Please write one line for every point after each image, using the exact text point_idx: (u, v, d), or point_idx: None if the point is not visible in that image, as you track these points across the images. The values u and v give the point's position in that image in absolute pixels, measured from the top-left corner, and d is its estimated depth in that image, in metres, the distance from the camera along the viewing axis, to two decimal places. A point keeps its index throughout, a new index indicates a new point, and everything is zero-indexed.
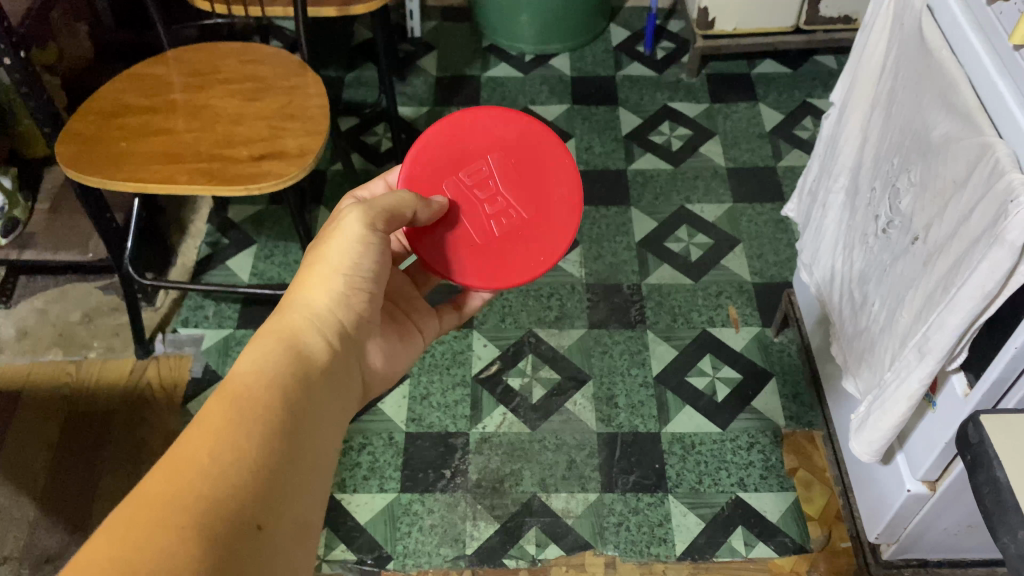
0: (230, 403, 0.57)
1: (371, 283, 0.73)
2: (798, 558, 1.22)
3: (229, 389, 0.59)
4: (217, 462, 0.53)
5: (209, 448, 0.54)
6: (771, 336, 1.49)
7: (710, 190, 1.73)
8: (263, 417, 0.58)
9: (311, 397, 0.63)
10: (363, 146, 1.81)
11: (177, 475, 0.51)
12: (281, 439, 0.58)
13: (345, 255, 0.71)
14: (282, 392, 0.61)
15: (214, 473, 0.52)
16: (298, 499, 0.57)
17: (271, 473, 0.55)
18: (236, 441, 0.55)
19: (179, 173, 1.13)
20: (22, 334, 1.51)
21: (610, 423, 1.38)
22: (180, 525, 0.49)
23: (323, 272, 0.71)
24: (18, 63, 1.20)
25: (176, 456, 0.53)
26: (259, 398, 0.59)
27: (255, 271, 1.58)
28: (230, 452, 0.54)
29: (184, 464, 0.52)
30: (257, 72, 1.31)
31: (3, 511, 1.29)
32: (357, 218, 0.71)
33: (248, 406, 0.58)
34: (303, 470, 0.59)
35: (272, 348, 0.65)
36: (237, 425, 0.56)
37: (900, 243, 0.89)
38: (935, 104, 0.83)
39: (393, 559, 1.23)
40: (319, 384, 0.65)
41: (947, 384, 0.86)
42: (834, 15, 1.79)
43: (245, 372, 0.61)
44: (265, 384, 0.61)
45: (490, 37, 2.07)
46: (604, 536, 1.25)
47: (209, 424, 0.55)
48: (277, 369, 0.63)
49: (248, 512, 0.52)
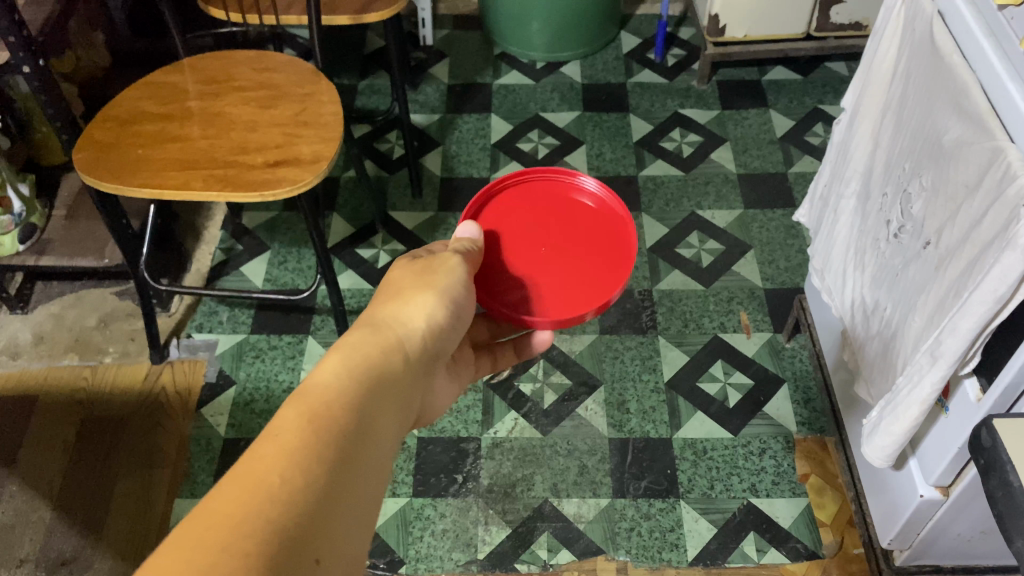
0: (308, 418, 0.52)
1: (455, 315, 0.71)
2: (810, 564, 1.21)
3: (307, 397, 0.54)
4: (289, 483, 0.48)
5: (282, 467, 0.48)
6: (783, 342, 1.49)
7: (721, 196, 1.73)
8: (340, 438, 0.53)
9: (384, 424, 0.58)
10: (375, 154, 1.83)
11: (247, 492, 0.46)
12: (352, 465, 0.52)
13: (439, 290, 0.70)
14: (360, 413, 0.56)
15: (286, 493, 0.47)
16: (357, 533, 0.51)
17: (336, 502, 0.50)
18: (310, 461, 0.50)
19: (195, 179, 1.14)
20: (38, 339, 1.53)
21: (621, 429, 1.38)
22: (243, 552, 0.43)
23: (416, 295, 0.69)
24: (36, 71, 1.22)
25: (247, 470, 0.48)
26: (337, 414, 0.54)
27: (268, 276, 1.59)
28: (303, 472, 0.49)
29: (252, 481, 0.47)
30: (271, 80, 1.32)
31: (20, 514, 1.30)
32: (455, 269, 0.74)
33: (326, 424, 0.53)
34: (366, 503, 0.53)
35: (355, 358, 0.60)
36: (313, 443, 0.51)
37: (912, 247, 0.90)
38: (947, 109, 0.83)
39: (405, 563, 1.24)
40: (394, 409, 0.60)
41: (959, 389, 0.86)
42: (845, 22, 1.80)
43: (327, 384, 0.56)
44: (345, 401, 0.55)
45: (502, 44, 2.09)
46: (615, 541, 1.25)
47: (282, 438, 0.50)
48: (359, 385, 0.57)
49: (312, 542, 0.47)
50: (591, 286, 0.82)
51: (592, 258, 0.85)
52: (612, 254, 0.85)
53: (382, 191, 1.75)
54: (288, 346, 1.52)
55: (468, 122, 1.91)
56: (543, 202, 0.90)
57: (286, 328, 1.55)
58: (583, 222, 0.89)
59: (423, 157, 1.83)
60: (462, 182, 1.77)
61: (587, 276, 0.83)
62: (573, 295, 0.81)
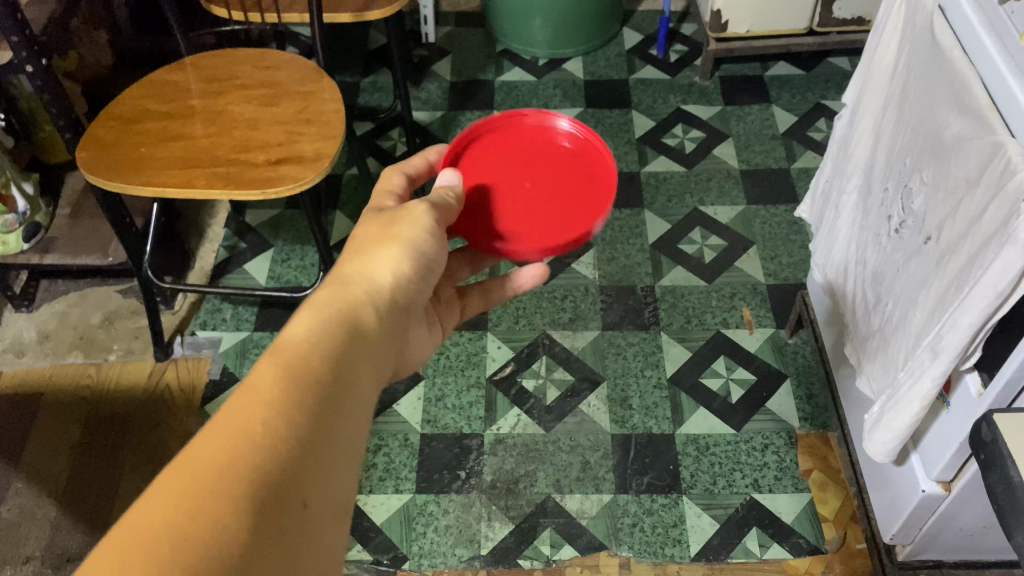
0: (284, 368, 0.52)
1: (429, 265, 0.70)
2: (813, 559, 1.22)
3: (282, 350, 0.54)
4: (270, 431, 0.49)
5: (262, 415, 0.49)
6: (785, 338, 1.49)
7: (724, 192, 1.73)
8: (317, 389, 0.53)
9: (361, 369, 0.58)
10: (378, 151, 1.84)
11: (228, 441, 0.47)
12: (327, 414, 0.53)
13: (412, 241, 0.68)
14: (336, 361, 0.56)
15: (267, 441, 0.48)
16: (336, 478, 0.52)
17: (316, 447, 0.51)
18: (291, 409, 0.50)
19: (197, 177, 1.15)
20: (43, 338, 1.54)
21: (624, 425, 1.38)
22: (231, 496, 0.44)
23: (391, 245, 0.67)
24: (39, 70, 1.23)
25: (227, 420, 0.48)
26: (314, 365, 0.54)
27: (272, 274, 1.60)
28: (283, 421, 0.50)
29: (234, 430, 0.48)
30: (273, 78, 1.33)
31: (26, 511, 1.31)
32: (425, 210, 0.70)
33: (304, 373, 0.53)
34: (342, 446, 0.53)
35: (329, 307, 0.60)
36: (290, 392, 0.51)
37: (913, 243, 0.90)
38: (948, 104, 0.83)
39: (409, 560, 1.24)
40: (369, 355, 0.60)
41: (961, 384, 0.86)
42: (847, 17, 1.79)
43: (302, 335, 0.56)
44: (323, 350, 0.56)
45: (504, 42, 2.09)
46: (618, 537, 1.25)
47: (260, 388, 0.51)
48: (335, 333, 0.58)
49: (294, 487, 0.48)
50: (542, 230, 0.82)
51: (561, 200, 0.85)
52: (579, 207, 0.84)
53: None
54: None
55: (470, 119, 1.91)
56: (545, 150, 0.90)
57: None
58: (573, 163, 0.88)
59: None
60: None
61: (548, 222, 0.83)
62: (526, 230, 0.82)
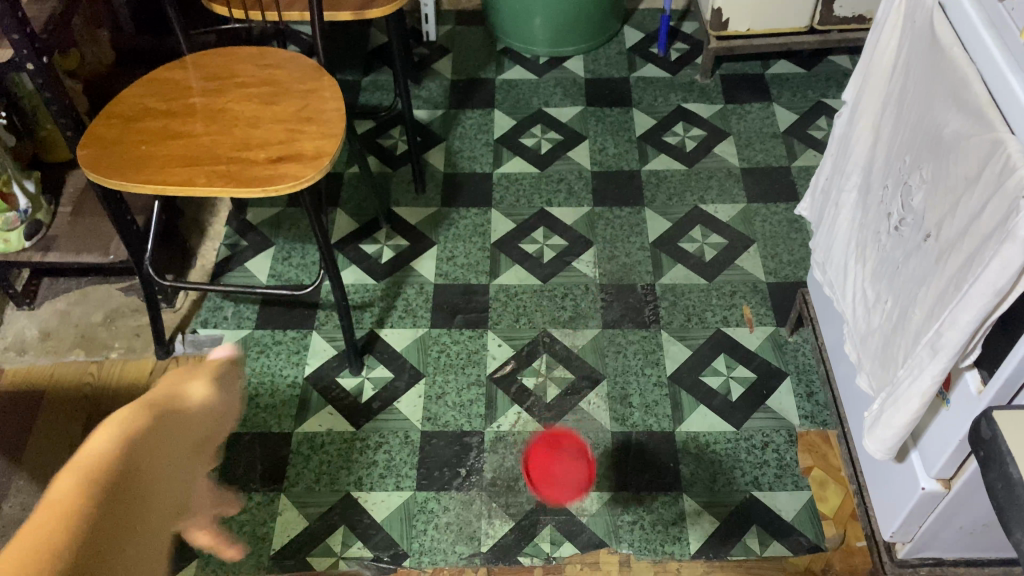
0: (83, 480, 0.58)
1: (225, 410, 0.77)
2: (813, 556, 1.22)
3: (81, 465, 0.59)
4: (51, 547, 0.52)
5: (50, 529, 0.53)
6: (785, 336, 1.49)
7: (724, 190, 1.73)
8: (104, 492, 0.58)
9: (162, 483, 0.64)
10: (379, 150, 1.84)
11: (31, 555, 0.51)
12: (105, 520, 0.57)
13: (212, 383, 0.77)
14: (116, 471, 0.61)
15: (47, 552, 0.52)
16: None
17: (100, 556, 0.55)
18: (74, 518, 0.55)
19: (198, 175, 1.15)
20: (44, 335, 1.54)
21: (624, 422, 1.38)
22: None
23: (195, 387, 0.75)
24: (40, 68, 1.23)
25: (27, 534, 0.53)
26: (97, 475, 0.59)
27: (273, 272, 1.60)
28: (68, 532, 0.54)
29: (25, 545, 0.52)
30: (274, 76, 1.33)
31: (26, 509, 1.32)
32: (221, 366, 0.80)
33: (91, 484, 0.58)
34: (126, 553, 0.57)
35: (120, 423, 0.65)
36: (85, 507, 0.56)
37: (912, 240, 0.90)
38: (947, 102, 0.83)
39: (409, 557, 1.24)
40: (166, 473, 0.65)
41: (961, 381, 0.86)
42: (848, 15, 1.79)
43: (90, 451, 0.61)
44: (113, 460, 0.61)
45: (504, 40, 2.09)
46: (618, 535, 1.25)
47: (58, 504, 0.55)
48: (128, 447, 0.63)
49: None
50: None
51: None
52: None
53: (385, 188, 1.75)
54: (292, 341, 1.52)
55: (470, 117, 1.91)
56: None
57: (291, 323, 1.55)
58: None
59: (425, 153, 1.84)
60: (465, 178, 1.78)
61: None
62: None
